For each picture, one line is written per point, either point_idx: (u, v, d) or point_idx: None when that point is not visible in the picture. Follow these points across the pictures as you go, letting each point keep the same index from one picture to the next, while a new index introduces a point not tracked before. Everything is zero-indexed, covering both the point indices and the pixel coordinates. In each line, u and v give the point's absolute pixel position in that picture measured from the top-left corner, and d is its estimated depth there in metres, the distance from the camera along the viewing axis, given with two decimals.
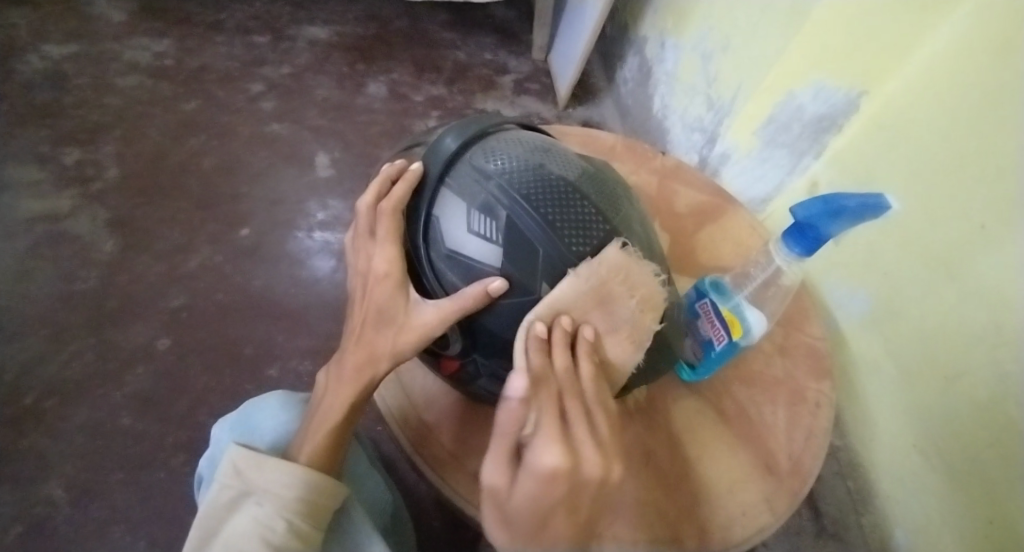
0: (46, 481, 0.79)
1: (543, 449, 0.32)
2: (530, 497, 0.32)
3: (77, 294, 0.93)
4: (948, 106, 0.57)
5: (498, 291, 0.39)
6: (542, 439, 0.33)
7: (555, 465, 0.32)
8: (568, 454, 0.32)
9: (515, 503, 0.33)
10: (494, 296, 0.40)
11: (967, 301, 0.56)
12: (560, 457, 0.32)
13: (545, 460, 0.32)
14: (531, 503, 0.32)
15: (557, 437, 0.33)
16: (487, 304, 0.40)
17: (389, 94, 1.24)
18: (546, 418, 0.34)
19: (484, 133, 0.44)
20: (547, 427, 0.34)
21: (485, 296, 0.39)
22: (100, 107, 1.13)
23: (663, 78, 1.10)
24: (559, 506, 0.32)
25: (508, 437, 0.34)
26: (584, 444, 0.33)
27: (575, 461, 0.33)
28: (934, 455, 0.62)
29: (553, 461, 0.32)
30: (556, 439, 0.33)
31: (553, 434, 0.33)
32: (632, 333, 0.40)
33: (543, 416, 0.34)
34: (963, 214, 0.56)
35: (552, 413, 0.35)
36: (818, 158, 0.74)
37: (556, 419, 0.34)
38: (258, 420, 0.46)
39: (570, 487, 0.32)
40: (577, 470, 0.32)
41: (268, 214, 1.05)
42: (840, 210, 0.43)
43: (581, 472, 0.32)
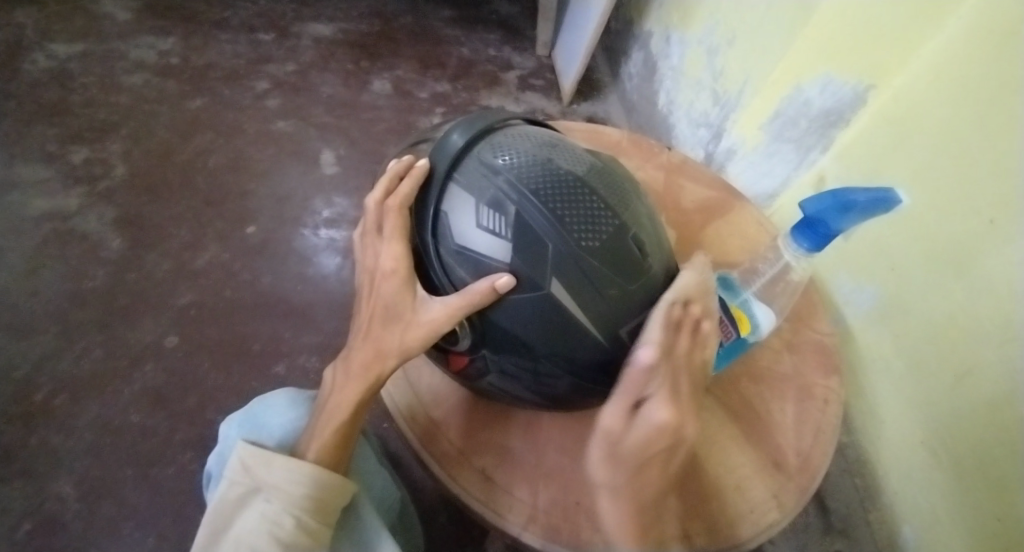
0: (56, 477, 0.80)
1: (664, 406, 0.38)
2: (641, 443, 0.38)
3: (86, 292, 0.94)
4: (955, 100, 0.56)
5: (506, 288, 0.39)
6: (654, 399, 0.39)
7: (663, 422, 0.38)
8: (675, 415, 0.38)
9: (629, 446, 0.38)
10: (502, 292, 0.40)
11: (976, 296, 0.56)
12: (669, 416, 0.38)
13: (658, 416, 0.38)
14: (644, 446, 0.38)
15: (667, 400, 0.39)
16: (495, 300, 0.40)
17: (394, 91, 1.24)
18: (662, 383, 0.39)
19: (491, 128, 0.44)
20: (660, 390, 0.39)
21: (493, 292, 0.39)
22: (107, 106, 1.13)
23: (668, 73, 1.10)
24: (658, 458, 0.38)
25: (631, 390, 0.39)
26: (682, 409, 0.39)
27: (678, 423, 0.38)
28: (942, 451, 0.62)
29: (663, 417, 0.38)
30: (668, 402, 0.38)
31: (665, 395, 0.39)
32: (722, 331, 0.45)
33: (658, 380, 0.40)
34: (972, 208, 0.55)
35: (666, 380, 0.40)
36: (826, 152, 0.74)
37: (668, 387, 0.39)
38: (266, 417, 0.46)
39: (671, 443, 0.38)
40: (679, 429, 0.38)
41: (274, 212, 1.05)
42: (850, 205, 0.42)
43: (681, 432, 0.39)
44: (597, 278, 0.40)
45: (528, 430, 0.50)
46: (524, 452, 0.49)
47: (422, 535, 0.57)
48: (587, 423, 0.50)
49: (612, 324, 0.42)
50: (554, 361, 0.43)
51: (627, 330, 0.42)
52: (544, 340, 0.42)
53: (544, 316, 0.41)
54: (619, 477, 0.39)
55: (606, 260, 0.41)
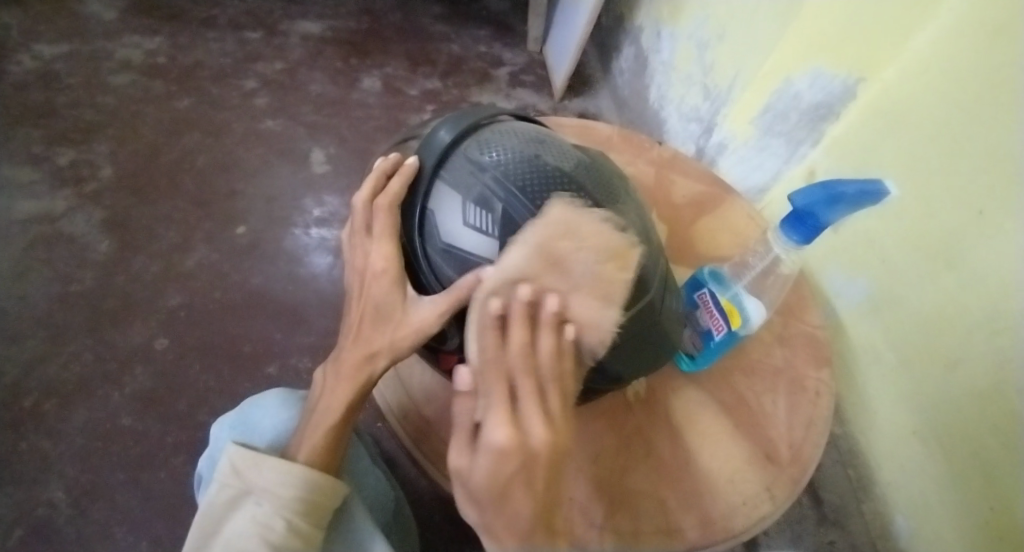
0: (47, 482, 0.79)
1: (494, 427, 0.36)
2: (488, 473, 0.36)
3: (74, 295, 0.93)
4: (944, 92, 0.57)
5: None
6: (494, 419, 0.37)
7: (502, 442, 0.36)
8: (513, 430, 0.36)
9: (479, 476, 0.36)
10: None
11: (965, 286, 0.56)
12: (508, 433, 0.36)
13: (496, 439, 0.36)
14: (491, 474, 0.36)
15: (504, 413, 0.37)
16: None
17: (384, 88, 1.23)
18: (496, 399, 0.37)
19: (478, 125, 0.44)
20: (495, 407, 0.37)
21: (480, 286, 0.39)
22: (93, 107, 1.12)
23: (659, 67, 1.09)
24: (516, 480, 0.36)
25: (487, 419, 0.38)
26: (532, 419, 0.37)
27: (522, 434, 0.36)
28: (933, 440, 0.62)
29: (502, 439, 0.36)
30: (503, 417, 0.36)
31: (500, 410, 0.37)
32: (597, 289, 0.39)
33: (491, 396, 0.38)
34: (960, 199, 0.56)
35: (501, 393, 0.38)
36: (816, 145, 0.74)
37: (503, 398, 0.37)
38: (257, 419, 0.46)
39: (520, 459, 0.36)
40: (523, 442, 0.36)
41: (264, 211, 1.05)
42: (839, 198, 0.42)
43: (529, 443, 0.36)
44: None
45: None
46: None
47: (416, 533, 0.57)
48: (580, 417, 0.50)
49: None
50: None
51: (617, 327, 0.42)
52: None
53: None
54: (486, 512, 0.37)
55: None
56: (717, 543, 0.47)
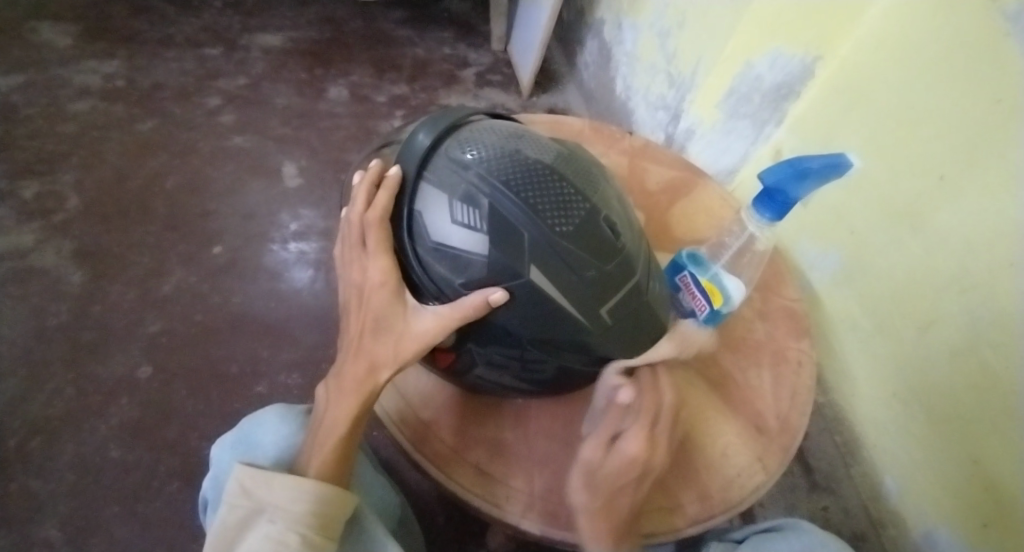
0: (40, 521, 0.78)
1: (631, 439, 0.42)
2: (616, 469, 0.42)
3: (52, 329, 0.91)
4: (899, 65, 0.59)
5: (500, 301, 0.40)
6: (629, 432, 0.43)
7: (635, 452, 0.42)
8: (646, 447, 0.42)
9: (607, 472, 0.43)
10: (496, 306, 0.40)
11: (933, 249, 0.59)
12: (640, 448, 0.42)
13: (630, 447, 0.42)
14: (619, 470, 0.42)
15: (643, 430, 0.43)
16: (486, 312, 0.41)
17: (350, 97, 1.23)
18: (640, 419, 0.43)
19: (456, 125, 0.44)
20: (638, 423, 0.43)
21: (486, 305, 0.40)
22: (54, 136, 1.09)
23: (623, 58, 1.11)
24: (632, 483, 0.43)
25: (648, 414, 0.43)
26: (659, 441, 0.43)
27: (650, 452, 0.43)
28: (914, 401, 0.65)
29: (635, 448, 0.42)
30: (643, 433, 0.42)
31: (642, 428, 0.43)
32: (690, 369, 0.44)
33: (638, 414, 0.43)
34: (923, 167, 0.58)
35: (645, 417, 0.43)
36: (780, 126, 0.76)
37: (648, 420, 0.43)
38: (259, 436, 0.46)
39: (643, 469, 0.42)
40: (649, 459, 0.43)
41: (240, 229, 1.04)
42: (804, 173, 0.43)
43: (652, 459, 0.43)
44: (575, 262, 0.41)
45: (517, 420, 0.51)
46: (516, 442, 0.49)
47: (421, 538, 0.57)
48: (570, 407, 0.51)
49: (593, 305, 0.42)
50: (540, 347, 0.43)
51: (607, 309, 0.42)
52: (530, 326, 0.42)
53: (529, 305, 0.41)
54: (594, 499, 0.43)
55: (582, 244, 0.41)
56: (718, 515, 0.48)
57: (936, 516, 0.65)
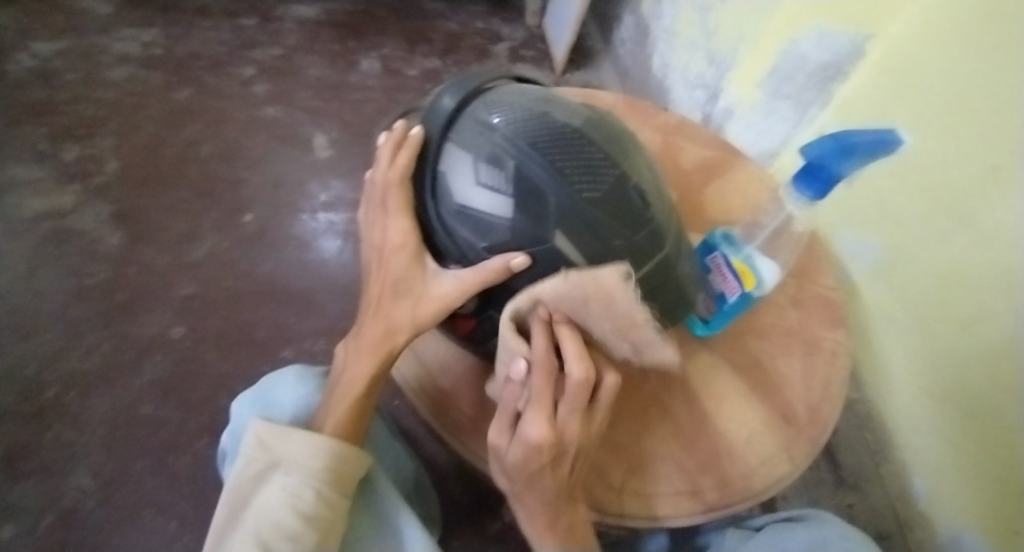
0: (73, 472, 0.81)
1: (530, 421, 0.37)
2: (520, 458, 0.38)
3: (89, 288, 0.94)
4: (955, 44, 0.55)
5: (521, 267, 0.39)
6: (529, 417, 0.37)
7: (537, 441, 0.36)
8: (550, 433, 0.36)
9: (512, 458, 0.38)
10: (517, 272, 0.39)
11: (978, 241, 0.56)
12: (544, 436, 0.36)
13: (531, 436, 0.36)
14: (524, 458, 0.38)
15: (543, 412, 0.37)
16: (507, 279, 0.40)
17: (382, 69, 1.22)
18: (539, 398, 0.37)
19: (483, 87, 0.43)
20: (537, 405, 0.37)
21: (507, 270, 0.39)
22: (94, 102, 1.11)
23: (661, 35, 1.08)
24: (544, 469, 0.38)
25: (544, 389, 0.37)
26: (565, 419, 0.38)
27: (557, 431, 0.37)
28: (949, 398, 0.62)
29: (536, 436, 0.36)
30: (543, 417, 0.37)
31: (542, 408, 0.37)
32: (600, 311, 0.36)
33: (536, 392, 0.38)
34: (972, 154, 0.55)
35: (543, 394, 0.37)
36: (825, 108, 0.73)
37: (546, 398, 0.37)
38: (278, 394, 0.46)
39: (553, 455, 0.37)
40: (560, 441, 0.38)
41: (271, 198, 1.05)
42: (851, 148, 0.41)
43: (561, 440, 0.38)
44: (601, 230, 0.39)
45: None
46: None
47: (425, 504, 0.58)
48: None
49: None
50: None
51: (634, 281, 0.41)
52: None
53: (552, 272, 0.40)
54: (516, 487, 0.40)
55: (610, 212, 0.40)
56: (738, 502, 0.47)
57: (963, 518, 0.63)
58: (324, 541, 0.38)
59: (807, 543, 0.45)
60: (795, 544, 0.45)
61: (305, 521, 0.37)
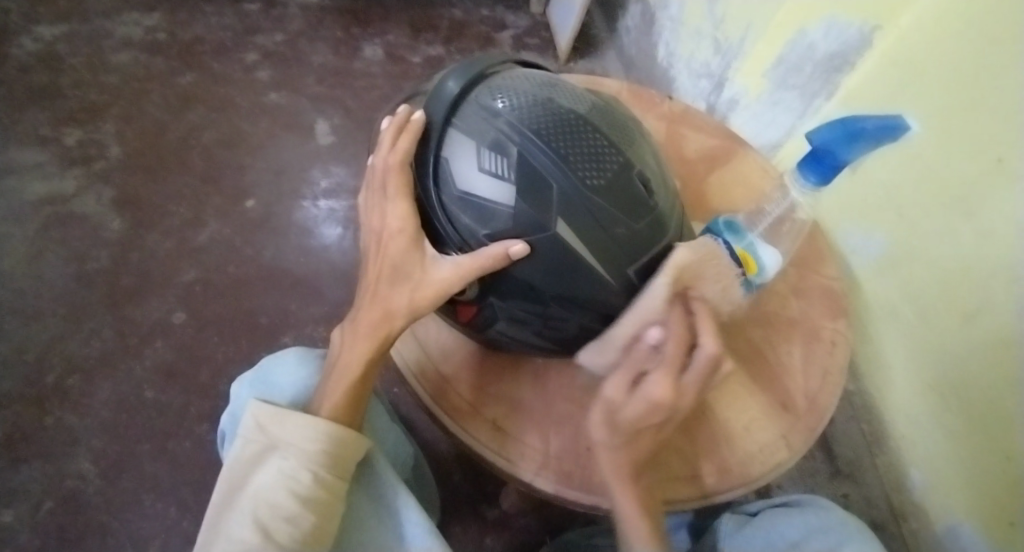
0: (75, 455, 0.81)
1: (654, 381, 0.39)
2: (636, 416, 0.39)
3: (91, 273, 0.94)
4: (963, 36, 0.54)
5: (520, 255, 0.39)
6: (653, 376, 0.39)
7: (657, 398, 0.38)
8: (671, 394, 0.38)
9: (625, 421, 0.40)
10: (516, 260, 0.39)
11: (984, 235, 0.55)
12: (665, 394, 0.38)
13: (654, 393, 0.38)
14: (638, 416, 0.39)
15: (667, 375, 0.39)
16: (506, 265, 0.40)
17: (385, 57, 1.22)
18: (666, 358, 0.40)
19: (487, 72, 0.43)
20: (664, 368, 0.39)
21: (507, 258, 0.39)
22: (96, 86, 1.11)
23: (667, 23, 1.07)
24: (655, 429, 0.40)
25: (672, 357, 0.40)
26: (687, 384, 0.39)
27: (676, 395, 0.39)
28: (950, 392, 0.62)
29: (659, 394, 0.38)
30: (666, 377, 0.39)
31: (668, 371, 0.39)
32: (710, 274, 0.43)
33: (664, 358, 0.40)
34: (979, 147, 0.54)
35: (670, 357, 0.40)
36: (831, 98, 0.72)
37: (674, 365, 0.39)
38: (278, 376, 0.46)
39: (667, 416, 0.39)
40: (674, 406, 0.39)
41: (273, 185, 1.04)
42: (859, 133, 0.41)
43: (679, 405, 0.39)
44: (604, 218, 0.39)
45: (537, 381, 0.50)
46: (534, 403, 0.49)
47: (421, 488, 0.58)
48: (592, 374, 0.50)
49: (620, 262, 0.41)
50: (563, 303, 0.42)
51: (636, 269, 0.41)
52: (550, 281, 0.41)
53: (554, 259, 0.40)
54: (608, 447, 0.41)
55: (613, 199, 0.40)
56: (736, 489, 0.47)
57: (962, 511, 0.63)
58: (322, 523, 0.38)
59: (803, 530, 0.45)
60: (792, 532, 0.46)
61: (301, 503, 0.37)
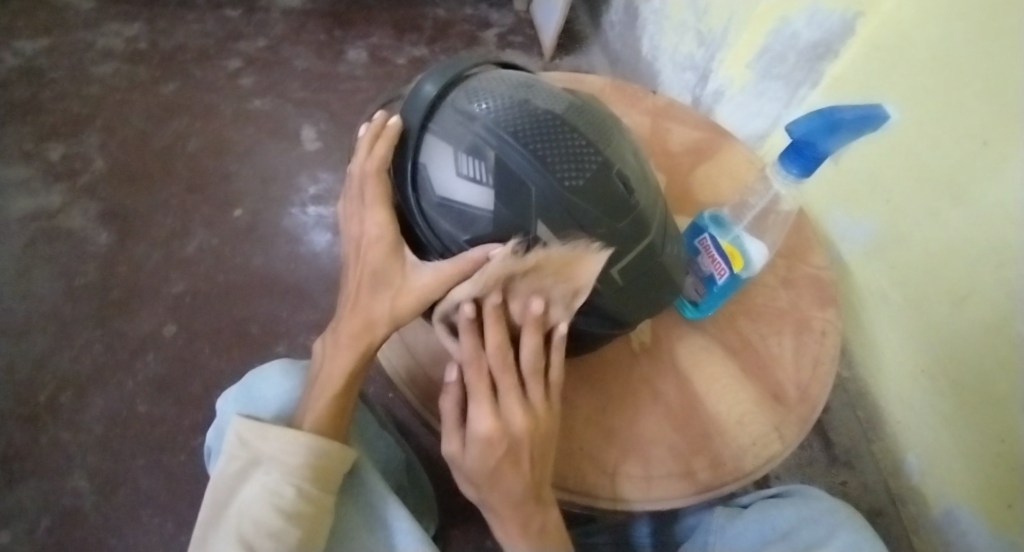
0: (69, 472, 0.81)
1: (482, 417, 0.40)
2: (480, 456, 0.40)
3: (79, 288, 0.93)
4: (946, 20, 0.54)
5: (502, 259, 0.38)
6: (476, 411, 0.40)
7: (488, 433, 0.39)
8: (495, 419, 0.39)
9: (469, 461, 0.40)
10: (497, 264, 0.39)
11: (971, 218, 0.55)
12: (491, 423, 0.39)
13: (481, 428, 0.39)
14: (483, 460, 0.40)
15: (488, 407, 0.40)
16: (486, 270, 0.40)
17: (370, 59, 1.21)
18: (481, 393, 0.40)
19: (463, 74, 0.42)
20: (479, 399, 0.40)
21: (487, 262, 0.38)
22: (78, 99, 1.10)
23: (650, 17, 1.07)
24: (502, 465, 0.40)
25: (484, 385, 0.41)
26: (514, 414, 0.40)
27: (504, 420, 0.40)
28: (942, 376, 0.62)
29: (486, 429, 0.39)
30: (488, 409, 0.40)
31: (487, 406, 0.40)
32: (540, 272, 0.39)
33: (473, 389, 0.41)
34: (964, 131, 0.54)
35: (485, 389, 0.41)
36: (815, 88, 0.72)
37: (487, 394, 0.40)
38: (262, 390, 0.46)
39: (507, 442, 0.40)
40: (508, 431, 0.40)
41: (260, 192, 1.04)
42: (838, 124, 0.41)
43: (512, 425, 0.40)
44: (586, 220, 0.39)
45: None
46: None
47: (415, 493, 0.58)
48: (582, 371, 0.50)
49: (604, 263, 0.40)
50: None
51: (619, 269, 0.41)
52: None
53: None
54: (481, 492, 0.41)
55: (594, 200, 0.39)
56: (731, 482, 0.47)
57: (960, 494, 0.63)
58: (309, 538, 0.37)
59: (795, 520, 0.45)
60: (782, 522, 0.45)
61: (285, 518, 0.36)
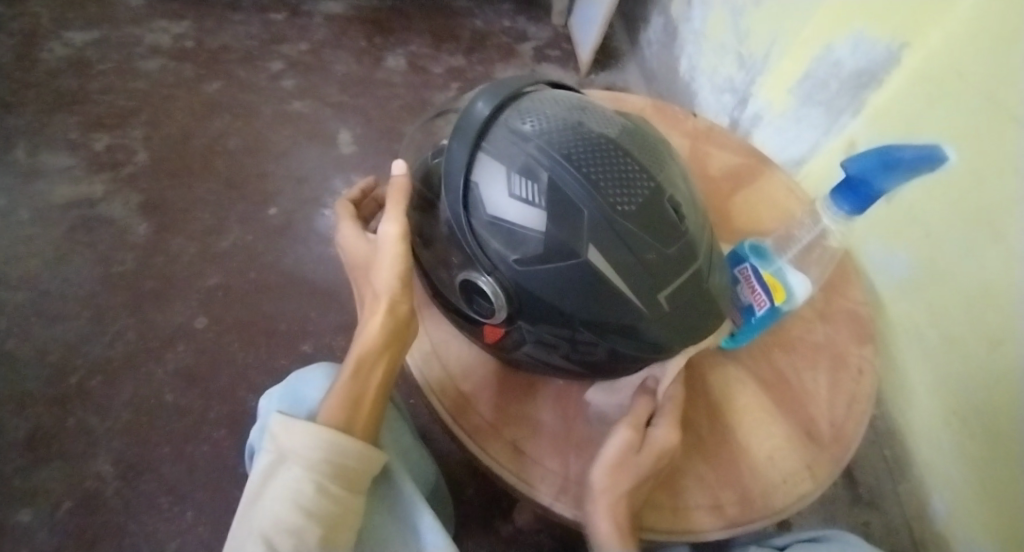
0: (94, 457, 0.82)
1: (665, 428, 0.45)
2: (653, 454, 0.44)
3: (116, 276, 0.95)
4: (1000, 57, 0.53)
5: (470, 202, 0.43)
6: (659, 424, 0.46)
7: (670, 440, 0.45)
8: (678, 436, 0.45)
9: (643, 453, 0.44)
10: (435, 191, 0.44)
11: (1016, 262, 0.54)
12: (672, 435, 0.45)
13: (664, 434, 0.45)
14: (654, 457, 0.44)
15: (670, 422, 0.46)
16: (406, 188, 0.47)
17: (408, 66, 1.23)
18: (670, 413, 0.46)
19: (515, 95, 0.43)
20: (667, 415, 0.46)
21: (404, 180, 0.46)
22: (125, 92, 1.13)
23: (690, 37, 1.07)
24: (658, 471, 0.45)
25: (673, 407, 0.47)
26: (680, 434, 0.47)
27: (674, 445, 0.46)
28: (975, 419, 0.60)
29: (666, 436, 0.45)
30: (671, 423, 0.46)
31: (670, 422, 0.46)
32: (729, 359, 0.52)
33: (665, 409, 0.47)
34: (1013, 172, 0.53)
35: (673, 413, 0.47)
36: (857, 116, 0.71)
37: (674, 412, 0.47)
38: (306, 392, 0.46)
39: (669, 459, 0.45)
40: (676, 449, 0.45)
41: (295, 193, 1.05)
42: (895, 163, 0.40)
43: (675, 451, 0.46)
44: (635, 244, 0.39)
45: (556, 401, 0.50)
46: (554, 425, 0.49)
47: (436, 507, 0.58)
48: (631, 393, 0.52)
49: (652, 289, 0.40)
50: (591, 330, 0.42)
51: (666, 295, 0.41)
52: (580, 308, 0.41)
53: (583, 284, 0.40)
54: (622, 482, 0.43)
55: (644, 225, 0.39)
56: (761, 518, 0.46)
57: (985, 541, 0.61)
58: (331, 535, 0.37)
59: None
60: None
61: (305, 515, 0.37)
